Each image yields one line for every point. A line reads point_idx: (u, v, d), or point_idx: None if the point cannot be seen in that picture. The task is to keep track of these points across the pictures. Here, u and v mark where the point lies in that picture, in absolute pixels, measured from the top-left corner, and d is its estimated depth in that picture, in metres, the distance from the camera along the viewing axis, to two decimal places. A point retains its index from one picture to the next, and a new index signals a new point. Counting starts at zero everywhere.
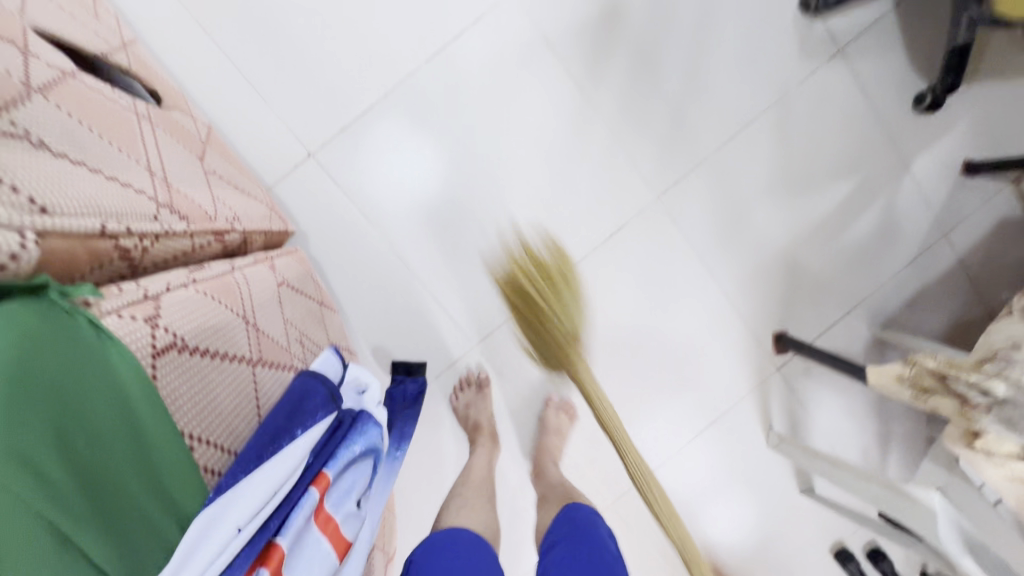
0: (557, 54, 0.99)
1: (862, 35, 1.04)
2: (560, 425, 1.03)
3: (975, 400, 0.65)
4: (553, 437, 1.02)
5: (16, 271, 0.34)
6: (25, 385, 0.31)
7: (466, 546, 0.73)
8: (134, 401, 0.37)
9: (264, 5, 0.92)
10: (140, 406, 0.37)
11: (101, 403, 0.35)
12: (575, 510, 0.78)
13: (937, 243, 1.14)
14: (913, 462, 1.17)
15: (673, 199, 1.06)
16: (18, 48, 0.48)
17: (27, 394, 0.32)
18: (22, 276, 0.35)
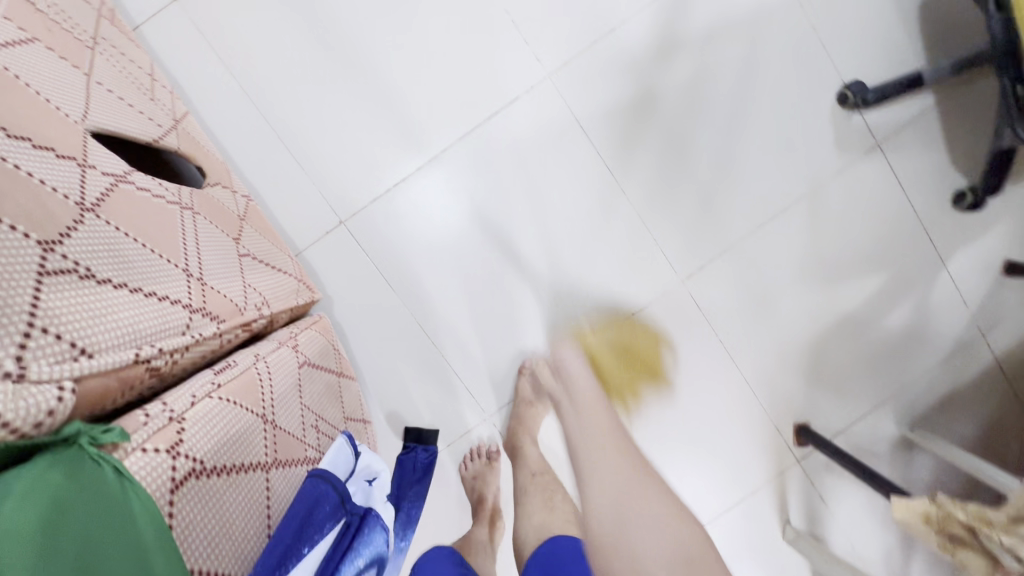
0: (589, 135, 1.00)
1: (901, 130, 1.03)
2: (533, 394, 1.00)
3: (1007, 563, 0.65)
4: (528, 406, 0.99)
5: (51, 424, 0.36)
6: (50, 542, 0.33)
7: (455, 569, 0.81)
8: (148, 548, 0.37)
9: (309, 79, 0.95)
10: (154, 554, 0.37)
11: (116, 555, 0.36)
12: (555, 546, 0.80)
13: (974, 342, 1.09)
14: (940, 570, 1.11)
15: (698, 282, 1.04)
16: (78, 163, 0.51)
17: (51, 551, 0.33)
18: (52, 429, 0.37)
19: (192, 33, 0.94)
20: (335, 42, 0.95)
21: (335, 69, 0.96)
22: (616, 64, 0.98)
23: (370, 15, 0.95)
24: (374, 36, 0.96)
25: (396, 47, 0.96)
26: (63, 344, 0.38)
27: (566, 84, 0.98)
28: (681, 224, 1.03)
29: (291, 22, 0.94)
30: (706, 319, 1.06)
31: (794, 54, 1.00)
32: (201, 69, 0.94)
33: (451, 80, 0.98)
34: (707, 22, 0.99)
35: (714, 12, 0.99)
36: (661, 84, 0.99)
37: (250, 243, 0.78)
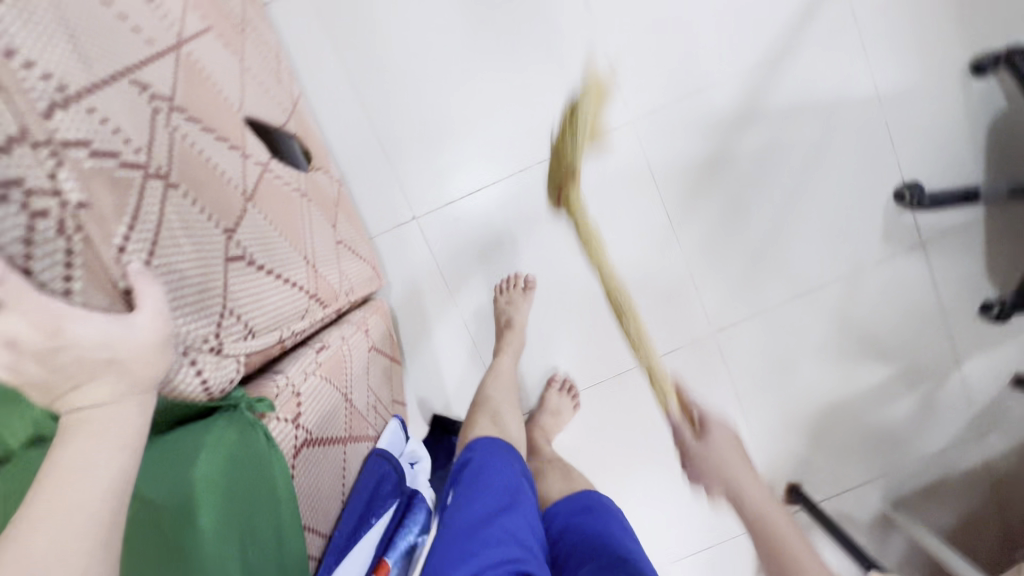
0: (657, 183, 1.07)
1: (947, 235, 1.10)
2: (558, 407, 1.07)
3: None
4: (552, 418, 1.07)
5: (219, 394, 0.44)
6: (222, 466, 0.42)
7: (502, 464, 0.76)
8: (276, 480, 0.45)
9: (415, 83, 1.02)
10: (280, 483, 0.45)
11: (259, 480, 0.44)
12: (588, 499, 0.78)
13: (969, 442, 1.17)
14: None
15: (728, 337, 1.12)
16: (241, 153, 0.59)
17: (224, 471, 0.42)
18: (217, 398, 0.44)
19: (315, 19, 1.01)
20: (444, 53, 1.02)
21: (441, 78, 1.02)
22: (697, 123, 1.05)
23: (481, 33, 1.02)
24: (481, 54, 1.02)
25: (499, 68, 1.03)
26: (239, 326, 0.46)
27: (647, 132, 1.05)
28: (723, 281, 1.10)
29: (408, 27, 1.01)
30: (729, 372, 1.13)
31: (862, 147, 1.07)
32: (317, 55, 1.01)
33: (542, 108, 1.04)
34: (787, 101, 1.05)
35: (797, 93, 1.05)
36: (735, 149, 1.06)
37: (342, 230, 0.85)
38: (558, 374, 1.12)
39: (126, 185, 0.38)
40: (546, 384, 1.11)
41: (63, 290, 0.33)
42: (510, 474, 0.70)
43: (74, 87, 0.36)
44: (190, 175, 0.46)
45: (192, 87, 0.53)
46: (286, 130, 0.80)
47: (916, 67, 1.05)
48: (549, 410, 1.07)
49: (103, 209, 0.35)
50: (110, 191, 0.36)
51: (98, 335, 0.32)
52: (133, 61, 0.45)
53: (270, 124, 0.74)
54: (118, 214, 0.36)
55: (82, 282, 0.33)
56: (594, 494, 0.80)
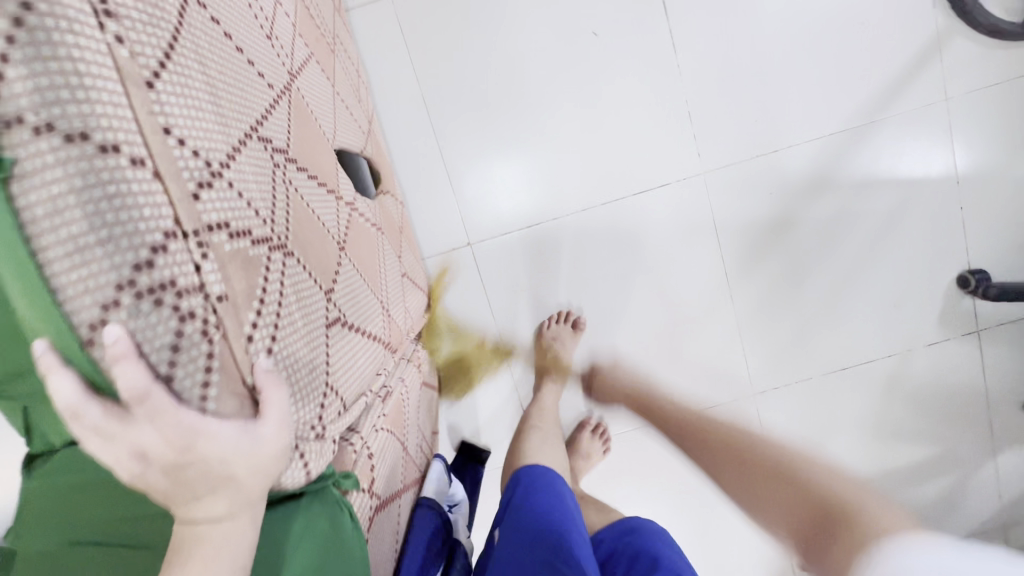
0: (718, 238, 1.04)
1: (1003, 325, 1.08)
2: (591, 450, 1.06)
3: None
4: (582, 460, 1.05)
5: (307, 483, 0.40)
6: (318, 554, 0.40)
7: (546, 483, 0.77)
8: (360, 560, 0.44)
9: (488, 109, 1.00)
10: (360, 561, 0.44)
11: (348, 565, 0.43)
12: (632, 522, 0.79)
13: (994, 533, 1.15)
14: None
15: (767, 401, 1.10)
16: (335, 195, 0.57)
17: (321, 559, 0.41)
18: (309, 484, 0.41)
19: (394, 32, 0.99)
20: (521, 82, 1.00)
21: (515, 106, 1.00)
22: (770, 181, 1.02)
23: (561, 66, 0.99)
24: (559, 87, 1.00)
25: (575, 102, 1.00)
26: (336, 401, 0.44)
27: (718, 188, 1.03)
28: (771, 346, 1.08)
29: (488, 50, 0.99)
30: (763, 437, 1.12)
31: (932, 226, 1.05)
32: (392, 69, 1.00)
33: (613, 148, 1.02)
34: (863, 172, 1.03)
35: (874, 165, 1.03)
36: (802, 214, 1.04)
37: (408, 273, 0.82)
38: (592, 417, 1.10)
39: (257, 264, 0.36)
40: (579, 426, 1.09)
41: (201, 398, 0.31)
42: (544, 500, 0.73)
43: (216, 157, 0.35)
44: (300, 235, 0.44)
45: (302, 130, 0.51)
46: (362, 155, 0.78)
47: (998, 155, 1.03)
48: (579, 453, 1.05)
49: (237, 298, 0.34)
50: (242, 273, 0.34)
51: (227, 449, 0.31)
52: (259, 112, 0.42)
53: (351, 150, 0.72)
54: (249, 300, 0.35)
55: (217, 387, 0.32)
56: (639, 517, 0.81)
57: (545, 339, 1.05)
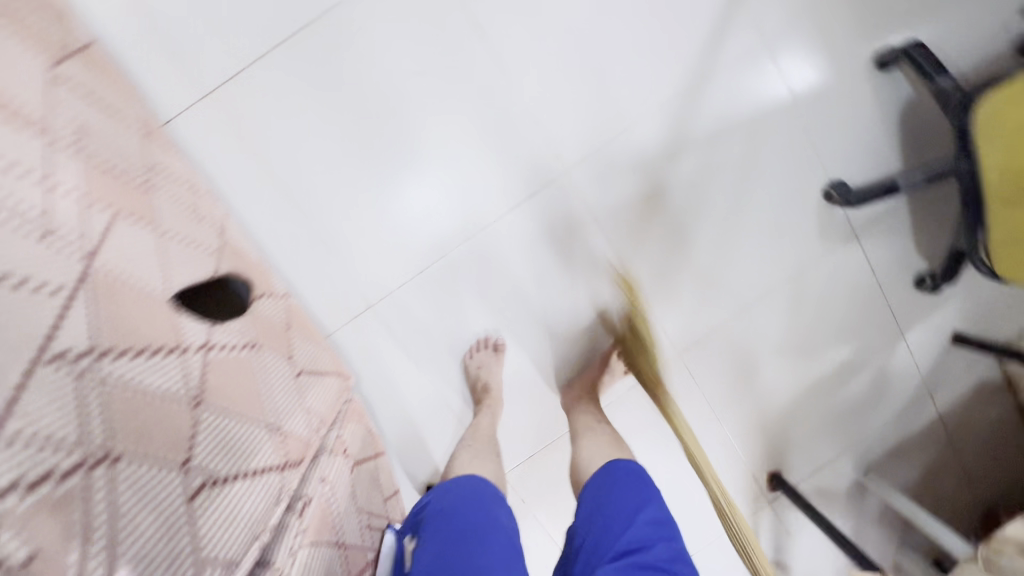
0: (602, 226, 1.09)
1: (876, 221, 1.16)
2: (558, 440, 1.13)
3: None
4: None
5: None
6: None
7: (466, 487, 0.80)
8: None
9: (344, 172, 1.01)
10: None
11: None
12: (614, 474, 0.82)
13: (923, 400, 1.28)
14: None
15: (693, 356, 1.18)
16: (179, 349, 0.57)
17: None
18: None
19: (221, 129, 0.96)
20: (365, 140, 1.00)
21: (373, 157, 1.01)
22: (630, 159, 1.07)
23: (399, 114, 1.00)
24: (402, 135, 1.01)
25: (427, 140, 1.01)
26: (216, 567, 0.51)
27: (585, 181, 1.06)
28: (677, 308, 1.15)
29: (323, 120, 0.98)
30: (700, 387, 1.19)
31: (785, 153, 1.11)
32: (229, 165, 0.97)
33: (485, 166, 1.04)
34: (711, 126, 1.08)
35: (717, 115, 1.07)
36: (669, 180, 1.08)
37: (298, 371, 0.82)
38: (619, 342, 1.14)
39: (69, 500, 0.42)
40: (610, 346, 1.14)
41: None
42: (459, 507, 0.76)
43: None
44: (131, 430, 0.48)
45: (114, 312, 0.52)
46: (222, 274, 0.78)
47: (826, 70, 1.09)
48: (601, 369, 1.12)
49: (52, 546, 0.40)
50: (53, 520, 0.40)
51: None
52: (46, 328, 0.45)
53: (209, 279, 0.73)
54: (67, 540, 0.41)
55: None
56: (619, 468, 0.82)
57: (472, 370, 1.08)
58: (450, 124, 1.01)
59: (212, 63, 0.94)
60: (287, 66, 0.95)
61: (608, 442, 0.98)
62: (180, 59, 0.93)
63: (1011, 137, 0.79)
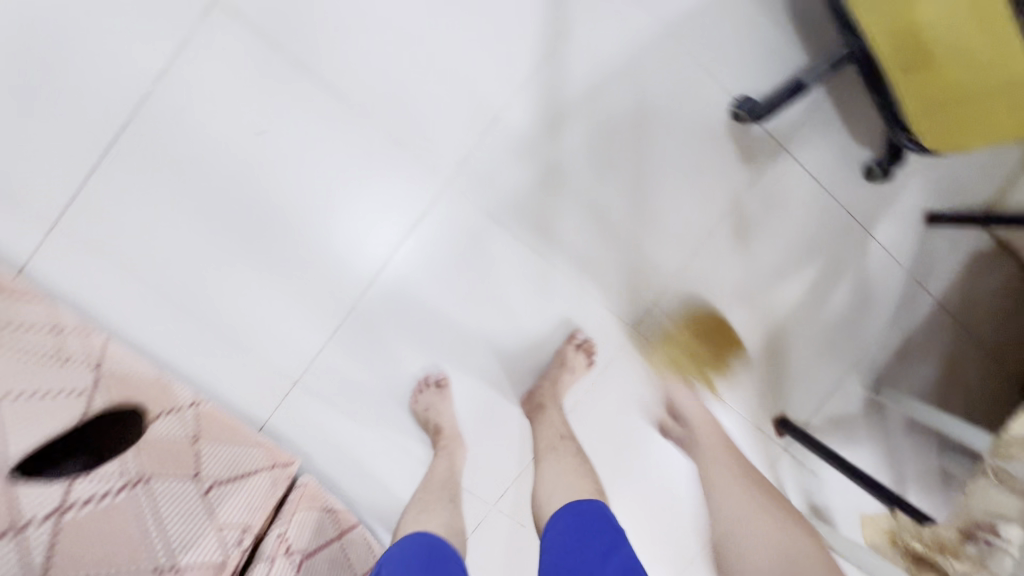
0: (506, 225, 1.01)
1: (800, 125, 1.05)
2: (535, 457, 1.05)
3: None
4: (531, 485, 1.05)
5: None
6: None
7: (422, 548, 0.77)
8: None
9: (222, 255, 0.95)
10: None
11: None
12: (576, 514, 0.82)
13: (915, 294, 1.17)
14: (929, 492, 1.24)
15: (649, 326, 1.09)
16: (18, 530, 0.62)
17: None
18: None
19: (80, 256, 0.91)
20: (228, 220, 0.94)
21: (247, 229, 0.95)
22: (512, 147, 0.98)
23: (254, 181, 0.93)
24: (265, 202, 0.94)
25: (296, 193, 0.95)
26: None
27: (471, 184, 0.99)
28: (615, 284, 1.06)
29: (178, 213, 0.92)
30: (668, 356, 1.11)
31: (677, 85, 1.00)
32: (103, 288, 0.92)
33: (365, 199, 0.97)
34: (584, 84, 0.98)
35: (590, 70, 0.97)
36: (560, 155, 1.00)
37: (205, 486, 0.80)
38: (578, 331, 1.07)
39: None
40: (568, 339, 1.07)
41: None
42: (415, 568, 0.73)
43: None
44: None
45: None
46: (97, 410, 0.77)
47: None
48: (559, 371, 1.04)
49: None
50: None
51: None
52: None
53: (68, 425, 0.73)
54: None
55: None
56: (581, 507, 0.83)
57: (421, 414, 1.02)
58: (313, 171, 0.94)
59: (47, 194, 0.89)
60: (122, 171, 0.90)
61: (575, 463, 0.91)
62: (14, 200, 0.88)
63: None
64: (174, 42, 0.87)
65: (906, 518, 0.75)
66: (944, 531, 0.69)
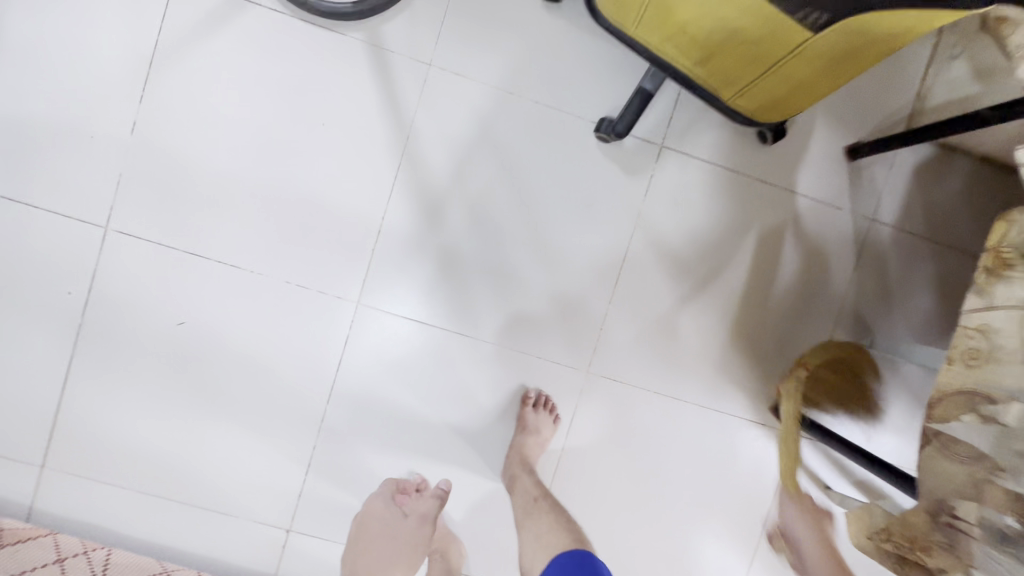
0: (425, 318, 1.04)
1: (672, 120, 1.03)
2: None
3: None
4: None
5: None
6: None
7: None
8: None
9: (187, 440, 1.02)
10: None
11: None
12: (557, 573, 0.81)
13: (872, 230, 1.08)
14: None
15: (601, 361, 1.07)
16: None
17: None
18: None
19: (75, 480, 1.01)
20: (182, 406, 1.02)
21: (199, 408, 1.02)
22: (402, 248, 1.02)
23: (191, 363, 1.01)
24: (208, 379, 1.02)
25: (230, 361, 1.02)
26: None
27: (380, 295, 1.03)
28: (468, 293, 1.04)
29: (139, 413, 1.01)
30: (633, 385, 1.07)
31: (535, 132, 1.01)
32: (100, 502, 1.02)
33: (291, 343, 1.02)
34: (449, 166, 1.01)
35: (448, 152, 1.01)
36: (450, 237, 1.02)
37: (380, 536, 1.00)
38: (529, 390, 1.06)
39: None
40: (522, 404, 1.05)
41: None
42: None
43: None
44: None
45: None
46: None
47: (512, 37, 1.00)
48: (523, 436, 1.03)
49: None
50: None
51: None
52: None
53: None
54: None
55: None
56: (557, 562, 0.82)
57: None
58: (237, 336, 1.01)
59: (27, 443, 1.00)
60: (82, 395, 1.00)
61: (553, 526, 0.89)
62: (5, 453, 1.00)
63: (665, 29, 0.69)
64: (85, 275, 0.98)
65: (878, 508, 0.69)
66: (913, 518, 0.64)
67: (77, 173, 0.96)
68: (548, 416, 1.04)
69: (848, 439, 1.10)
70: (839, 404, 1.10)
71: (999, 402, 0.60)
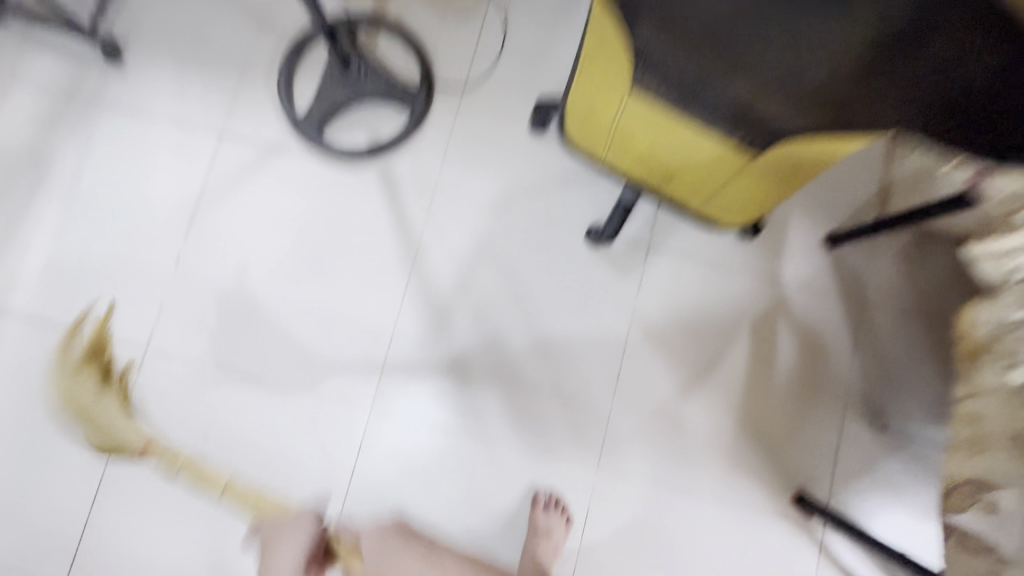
0: (434, 420, 1.08)
1: (656, 223, 1.13)
2: None
3: None
4: None
5: None
6: None
7: None
8: None
9: (203, 556, 1.04)
10: None
11: None
12: None
13: (863, 310, 1.12)
14: None
15: (610, 457, 1.07)
16: None
17: None
18: None
19: None
20: (202, 519, 1.04)
21: (217, 522, 1.04)
22: (413, 353, 1.09)
23: None
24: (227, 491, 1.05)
25: (248, 472, 1.05)
26: None
27: (391, 399, 1.08)
28: (474, 394, 1.08)
29: (160, 530, 1.04)
30: (644, 480, 1.06)
31: (531, 242, 1.12)
32: None
33: (307, 451, 1.06)
34: (454, 276, 1.11)
35: (453, 264, 1.11)
36: (456, 340, 1.09)
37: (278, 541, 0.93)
38: (541, 489, 1.06)
39: None
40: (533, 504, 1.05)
41: None
42: None
43: None
44: None
45: None
46: None
47: (506, 163, 1.14)
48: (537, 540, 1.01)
49: None
50: None
51: None
52: None
53: None
54: None
55: None
56: None
57: None
58: (256, 448, 1.06)
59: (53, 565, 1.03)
60: (108, 511, 1.04)
61: None
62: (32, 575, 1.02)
63: (628, 156, 0.80)
64: None
65: None
66: None
67: (125, 303, 1.09)
68: (561, 516, 1.03)
69: (880, 529, 1.05)
70: (863, 491, 1.07)
71: (999, 488, 0.60)
